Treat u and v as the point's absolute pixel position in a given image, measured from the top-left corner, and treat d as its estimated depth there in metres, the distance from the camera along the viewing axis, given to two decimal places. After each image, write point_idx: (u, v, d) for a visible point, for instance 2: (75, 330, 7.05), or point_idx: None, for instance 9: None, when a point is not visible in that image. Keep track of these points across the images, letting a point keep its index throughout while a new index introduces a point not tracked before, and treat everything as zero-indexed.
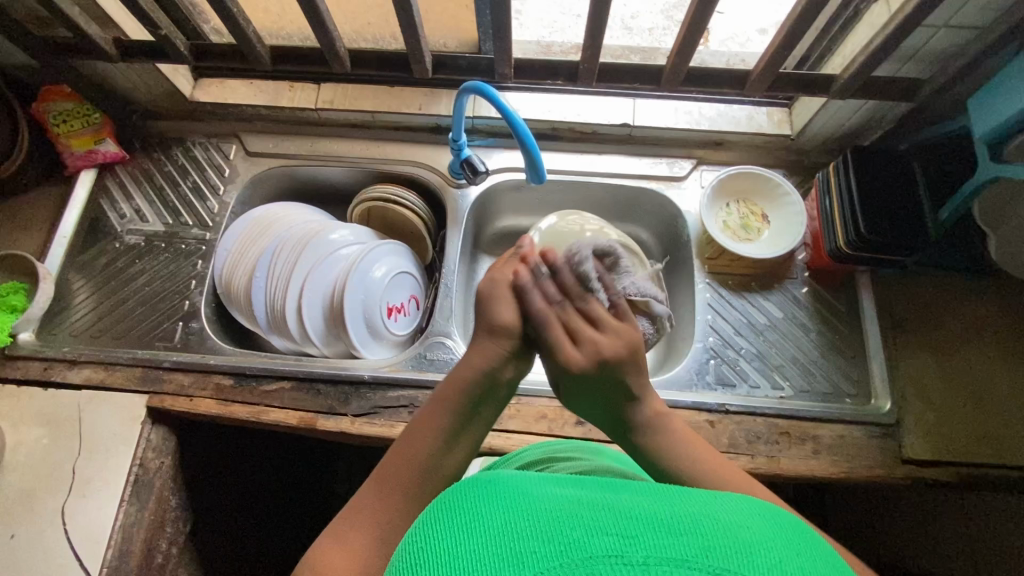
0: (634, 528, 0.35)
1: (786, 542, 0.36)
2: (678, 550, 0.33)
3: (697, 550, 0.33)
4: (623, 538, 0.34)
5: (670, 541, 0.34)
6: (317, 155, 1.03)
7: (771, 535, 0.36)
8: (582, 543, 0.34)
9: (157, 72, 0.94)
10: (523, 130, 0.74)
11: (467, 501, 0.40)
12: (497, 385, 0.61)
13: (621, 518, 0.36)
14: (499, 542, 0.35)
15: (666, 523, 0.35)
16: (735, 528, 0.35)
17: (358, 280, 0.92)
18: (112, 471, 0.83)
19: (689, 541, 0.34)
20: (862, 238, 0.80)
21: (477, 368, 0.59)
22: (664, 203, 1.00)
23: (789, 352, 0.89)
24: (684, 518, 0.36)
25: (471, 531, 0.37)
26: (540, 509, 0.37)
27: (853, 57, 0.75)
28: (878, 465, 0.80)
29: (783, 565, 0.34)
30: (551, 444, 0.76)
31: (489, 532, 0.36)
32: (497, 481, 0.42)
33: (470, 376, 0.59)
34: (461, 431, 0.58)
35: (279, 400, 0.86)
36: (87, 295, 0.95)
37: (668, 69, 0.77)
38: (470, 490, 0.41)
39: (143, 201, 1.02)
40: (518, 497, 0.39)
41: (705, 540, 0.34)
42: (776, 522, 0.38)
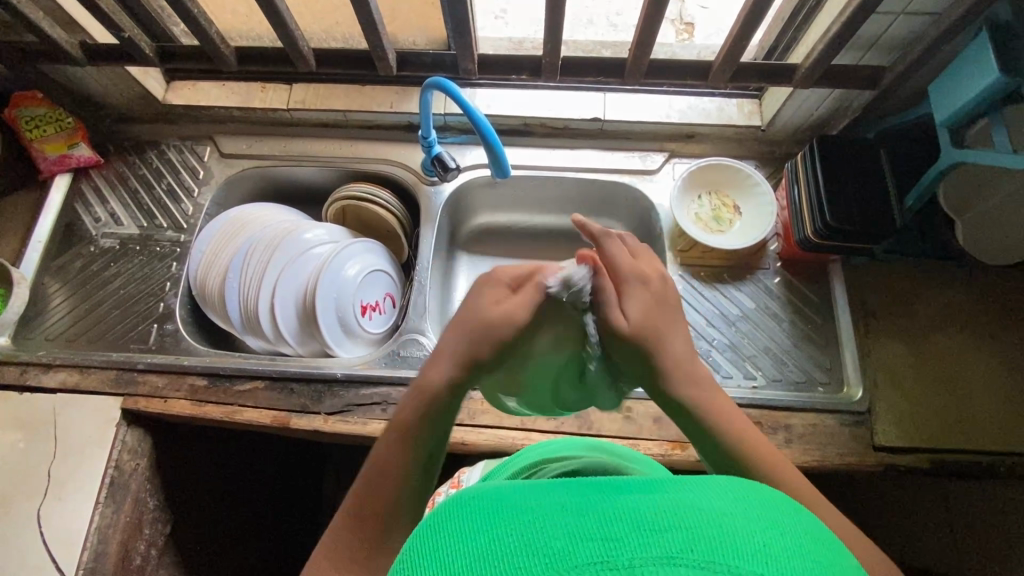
0: (617, 531, 0.30)
1: (782, 526, 0.32)
2: (667, 546, 0.29)
3: (687, 543, 0.29)
4: (606, 543, 0.29)
5: (658, 538, 0.29)
6: (290, 155, 1.03)
7: (764, 518, 0.32)
8: (562, 554, 0.29)
9: (127, 76, 0.94)
10: (485, 125, 0.74)
11: (427, 516, 0.34)
12: (463, 395, 0.53)
13: (601, 518, 0.31)
14: (470, 561, 0.30)
15: (651, 518, 0.30)
16: (723, 514, 0.31)
17: (331, 279, 0.92)
18: (86, 473, 0.83)
19: (677, 536, 0.29)
20: (829, 226, 0.80)
21: (435, 384, 0.51)
22: (637, 196, 1.00)
23: (762, 343, 0.89)
24: (669, 507, 0.31)
25: (432, 555, 0.31)
26: (511, 517, 0.32)
27: (814, 46, 0.75)
28: (850, 453, 0.80)
29: (771, 548, 0.30)
30: (547, 447, 0.75)
31: (459, 554, 0.30)
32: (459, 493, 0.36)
33: (431, 395, 0.51)
34: (432, 451, 0.52)
35: (252, 399, 0.86)
36: (62, 299, 0.96)
37: (630, 61, 0.77)
38: (430, 506, 0.35)
39: (118, 205, 1.02)
40: (488, 507, 0.33)
41: (693, 531, 0.29)
42: (768, 501, 0.34)
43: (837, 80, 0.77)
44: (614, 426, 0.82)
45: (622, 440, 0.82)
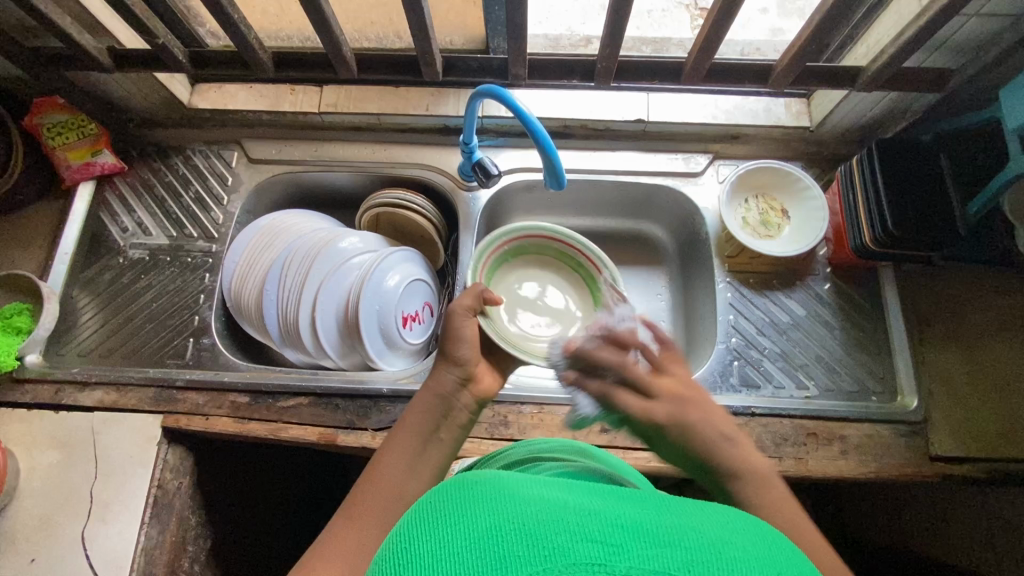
0: (619, 538, 0.32)
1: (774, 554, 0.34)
2: (664, 562, 0.31)
3: (682, 563, 0.31)
4: (607, 548, 0.32)
5: (656, 553, 0.32)
6: (322, 160, 1.00)
7: (759, 548, 0.34)
8: (566, 549, 0.32)
9: (153, 80, 0.90)
10: (541, 133, 0.71)
11: (451, 501, 0.37)
12: (457, 408, 0.63)
13: (607, 523, 0.33)
14: (477, 543, 0.33)
15: (653, 534, 0.33)
16: (720, 541, 0.34)
17: (372, 291, 0.90)
18: (131, 494, 0.81)
19: (673, 555, 0.32)
20: (888, 233, 0.78)
21: (433, 391, 0.63)
22: (681, 200, 0.97)
23: (813, 351, 0.87)
24: (670, 527, 0.34)
25: (452, 530, 0.34)
26: (527, 508, 0.34)
27: (881, 48, 0.72)
28: (907, 463, 0.79)
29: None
30: (537, 444, 0.73)
31: (472, 533, 0.33)
32: (482, 479, 0.38)
33: (429, 399, 0.62)
34: (420, 459, 0.58)
35: (297, 416, 0.84)
36: (93, 313, 0.93)
37: (689, 63, 0.74)
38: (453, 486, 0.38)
39: (145, 214, 0.99)
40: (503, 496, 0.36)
41: (689, 552, 0.32)
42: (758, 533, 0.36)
43: (902, 83, 0.75)
44: None
45: None
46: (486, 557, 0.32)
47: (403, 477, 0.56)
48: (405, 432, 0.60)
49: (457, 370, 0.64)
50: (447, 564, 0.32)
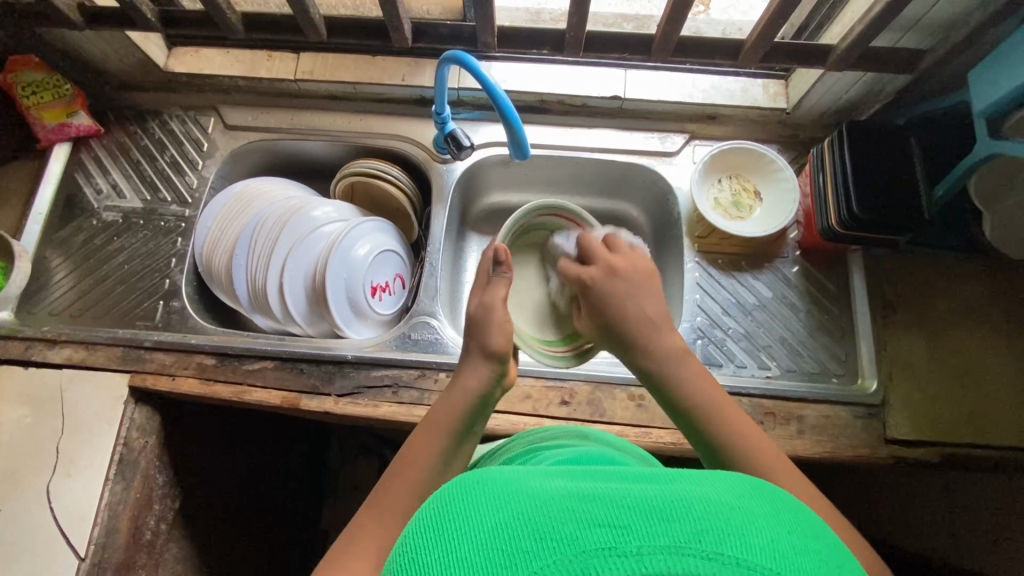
0: (626, 518, 0.32)
1: (776, 517, 0.34)
2: (673, 537, 0.31)
3: (691, 533, 0.31)
4: (616, 531, 0.32)
5: (665, 529, 0.32)
6: (297, 128, 1.00)
7: (762, 512, 0.34)
8: (574, 538, 0.32)
9: (127, 41, 0.90)
10: (505, 102, 0.71)
11: (449, 500, 0.36)
12: (488, 405, 0.65)
13: (611, 506, 0.33)
14: (487, 542, 0.32)
15: (660, 509, 0.33)
16: (724, 505, 0.34)
17: (342, 259, 0.90)
18: (96, 450, 0.83)
19: (681, 527, 0.32)
20: (854, 215, 0.78)
21: (471, 393, 0.63)
22: (655, 179, 0.97)
23: (777, 332, 0.88)
24: (675, 499, 0.33)
25: (456, 534, 0.33)
26: (528, 500, 0.34)
27: (852, 27, 0.72)
28: (862, 444, 0.80)
29: (776, 543, 0.32)
30: (536, 435, 0.75)
31: (480, 535, 0.33)
32: (474, 474, 0.38)
33: (466, 402, 0.63)
34: (452, 457, 0.61)
35: (262, 379, 0.85)
36: (66, 273, 0.94)
37: (658, 37, 0.73)
38: (452, 488, 0.37)
39: (120, 176, 0.99)
40: (508, 492, 0.35)
41: (697, 522, 0.32)
42: (763, 492, 0.37)
43: (874, 63, 0.74)
44: (626, 414, 0.82)
45: (634, 428, 0.81)
46: (495, 557, 0.32)
47: (432, 475, 0.58)
48: (436, 429, 0.61)
49: (494, 368, 0.65)
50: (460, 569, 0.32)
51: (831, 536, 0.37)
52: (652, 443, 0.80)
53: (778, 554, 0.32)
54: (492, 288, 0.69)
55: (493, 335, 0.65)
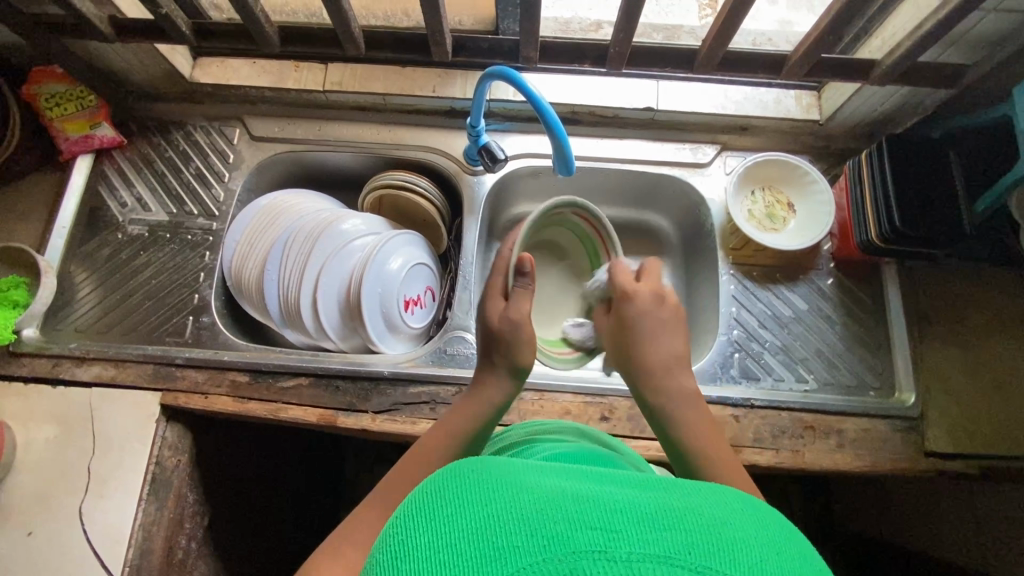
0: (618, 522, 0.30)
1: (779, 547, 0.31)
2: (665, 546, 0.29)
3: (683, 543, 0.29)
4: (606, 534, 0.29)
5: (658, 535, 0.29)
6: (325, 139, 0.98)
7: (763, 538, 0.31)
8: (562, 537, 0.29)
9: (155, 52, 0.88)
10: (552, 117, 0.70)
11: (444, 487, 0.35)
12: (501, 416, 0.65)
13: (605, 507, 0.31)
14: (474, 532, 0.31)
15: (654, 516, 0.30)
16: (726, 524, 0.31)
17: (375, 274, 0.89)
18: (129, 470, 0.81)
19: (675, 537, 0.29)
20: (895, 230, 0.78)
21: (487, 401, 0.64)
22: (687, 190, 0.97)
23: (814, 345, 0.88)
24: (673, 509, 0.31)
25: (448, 520, 0.32)
26: (517, 493, 0.32)
27: (898, 42, 0.71)
28: (902, 457, 0.80)
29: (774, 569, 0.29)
30: (532, 425, 0.74)
31: (468, 524, 0.31)
32: (473, 464, 0.36)
33: (480, 408, 0.64)
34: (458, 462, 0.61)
35: (297, 397, 0.84)
36: (91, 289, 0.92)
37: (703, 52, 0.73)
38: (449, 476, 0.35)
39: (145, 189, 0.98)
40: (504, 485, 0.33)
41: (693, 535, 0.30)
42: (768, 517, 0.34)
43: (916, 78, 0.74)
44: None
45: None
46: (480, 549, 0.30)
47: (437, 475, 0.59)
48: (447, 429, 0.63)
49: (514, 379, 0.66)
50: (447, 555, 0.30)
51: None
52: None
53: None
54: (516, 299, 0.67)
55: (525, 350, 0.65)
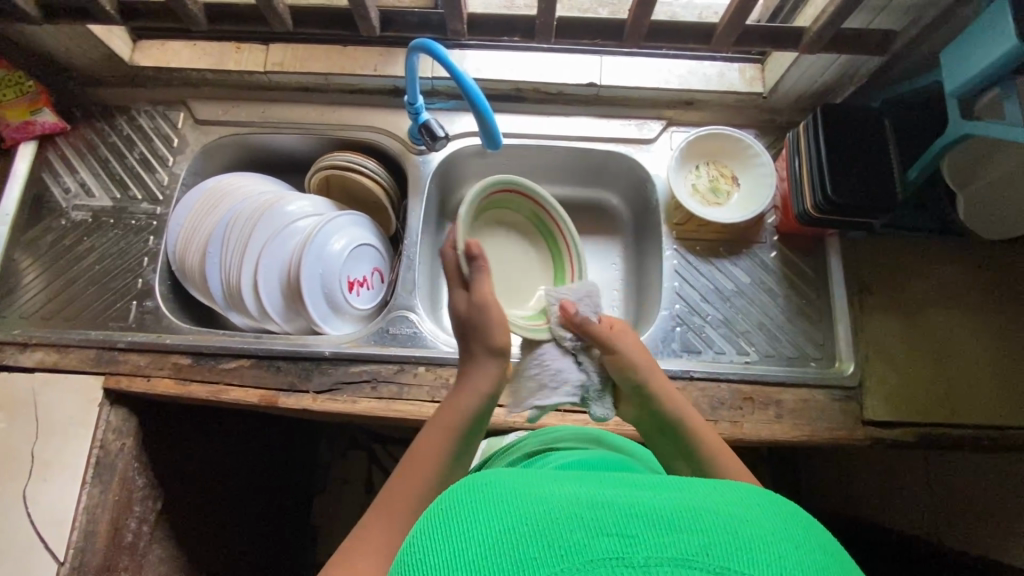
0: (636, 528, 0.31)
1: (788, 537, 0.33)
2: (678, 547, 0.31)
3: (698, 545, 0.31)
4: (622, 539, 0.31)
5: (675, 538, 0.31)
6: (269, 121, 0.98)
7: (771, 528, 0.33)
8: (583, 546, 0.31)
9: (90, 35, 0.87)
10: (475, 92, 0.69)
11: (456, 500, 0.35)
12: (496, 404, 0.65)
13: (620, 513, 0.32)
14: (501, 546, 0.31)
15: (669, 519, 0.32)
16: (734, 518, 0.33)
17: (316, 255, 0.89)
18: (72, 454, 0.82)
19: (693, 537, 0.31)
20: (829, 200, 0.78)
21: (480, 393, 0.64)
22: (633, 166, 0.97)
23: (755, 318, 0.88)
24: (684, 510, 0.33)
25: (465, 536, 0.32)
26: (535, 504, 0.33)
27: (824, 8, 0.71)
28: (839, 426, 0.81)
29: (785, 561, 0.31)
30: (549, 433, 0.74)
31: (492, 541, 0.31)
32: (480, 478, 0.36)
33: (473, 403, 0.63)
34: (459, 458, 0.61)
35: (239, 378, 0.84)
36: (36, 275, 0.92)
37: (630, 22, 0.72)
38: (461, 491, 0.35)
39: (88, 175, 0.97)
40: (519, 496, 0.34)
41: (704, 532, 0.31)
42: (781, 509, 0.35)
43: (847, 45, 0.73)
44: None
45: (615, 417, 0.81)
46: (505, 563, 0.31)
47: (441, 469, 0.59)
48: (444, 430, 0.61)
49: (498, 364, 0.66)
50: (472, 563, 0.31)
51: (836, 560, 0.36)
52: (632, 430, 0.81)
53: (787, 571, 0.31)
54: (476, 284, 0.66)
55: (498, 332, 0.65)
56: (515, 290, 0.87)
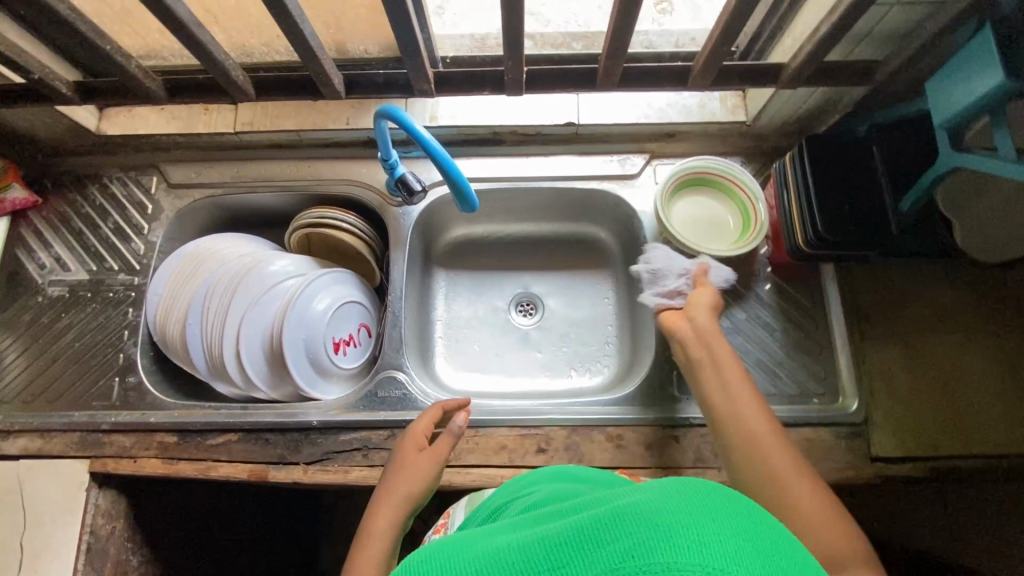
0: (562, 556, 0.32)
1: (715, 515, 0.31)
2: (606, 560, 0.30)
3: (621, 551, 0.30)
4: (554, 574, 0.31)
5: (596, 555, 0.31)
6: (244, 180, 0.96)
7: (694, 511, 0.31)
8: None
9: (53, 111, 0.86)
10: (444, 156, 0.66)
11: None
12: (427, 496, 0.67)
13: (548, 547, 0.33)
14: None
15: (594, 534, 0.32)
16: (655, 510, 0.31)
17: (299, 319, 0.87)
18: (60, 544, 0.79)
19: (613, 547, 0.31)
20: (821, 236, 0.75)
21: (411, 484, 0.66)
22: (618, 203, 0.94)
23: (754, 356, 0.85)
24: (605, 519, 0.32)
25: None
26: (476, 563, 0.34)
27: (802, 43, 0.69)
28: (848, 466, 0.78)
29: (715, 544, 0.30)
30: (516, 482, 0.68)
31: None
32: (429, 554, 0.38)
33: (409, 490, 0.65)
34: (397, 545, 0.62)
35: (227, 453, 0.82)
36: (15, 357, 0.90)
37: (602, 69, 0.70)
38: (419, 561, 0.37)
39: (63, 248, 0.95)
40: (464, 556, 0.36)
41: (627, 535, 0.30)
42: (705, 489, 0.33)
43: (828, 78, 0.71)
44: (605, 456, 0.79)
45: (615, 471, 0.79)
46: None
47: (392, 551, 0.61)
48: (389, 502, 0.64)
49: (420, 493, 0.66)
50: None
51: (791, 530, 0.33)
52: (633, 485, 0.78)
53: (714, 553, 0.29)
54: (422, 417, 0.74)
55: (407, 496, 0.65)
56: (699, 236, 0.88)
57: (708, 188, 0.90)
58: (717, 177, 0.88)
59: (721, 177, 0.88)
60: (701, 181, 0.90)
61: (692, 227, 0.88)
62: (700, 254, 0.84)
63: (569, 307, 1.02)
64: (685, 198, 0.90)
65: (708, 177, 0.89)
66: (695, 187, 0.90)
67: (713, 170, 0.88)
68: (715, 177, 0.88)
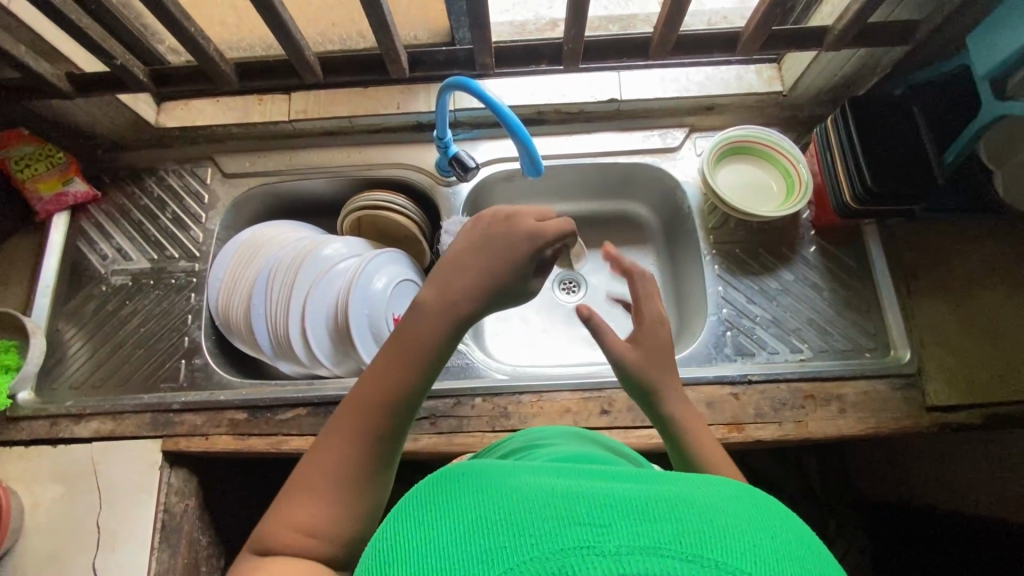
0: (605, 516, 0.28)
1: (768, 530, 0.29)
2: (653, 536, 0.27)
3: (673, 532, 0.27)
4: (592, 530, 0.27)
5: (647, 527, 0.27)
6: (296, 168, 0.99)
7: (748, 521, 0.29)
8: (552, 534, 0.27)
9: (118, 103, 0.89)
10: (513, 120, 0.70)
11: (433, 492, 0.32)
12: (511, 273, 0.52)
13: (593, 503, 0.29)
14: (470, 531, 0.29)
15: (641, 508, 0.28)
16: (709, 508, 0.29)
17: (360, 295, 0.90)
18: (136, 523, 0.80)
19: (663, 527, 0.27)
20: (869, 191, 0.78)
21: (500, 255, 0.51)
22: (661, 176, 0.97)
23: (805, 315, 0.88)
24: (659, 499, 0.29)
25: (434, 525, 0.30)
26: (500, 497, 0.30)
27: (846, 7, 0.72)
28: (905, 416, 0.80)
29: (761, 550, 0.27)
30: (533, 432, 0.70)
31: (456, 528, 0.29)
32: (459, 466, 0.35)
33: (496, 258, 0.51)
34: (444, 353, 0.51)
35: (297, 427, 0.84)
36: (82, 344, 0.92)
37: (656, 38, 0.73)
38: (441, 481, 0.33)
39: (124, 239, 0.98)
40: (492, 487, 0.31)
41: (677, 520, 0.28)
42: (759, 505, 0.31)
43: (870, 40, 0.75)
44: None
45: None
46: (472, 550, 0.28)
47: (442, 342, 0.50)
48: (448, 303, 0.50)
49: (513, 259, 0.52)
50: (436, 559, 0.28)
51: (835, 566, 0.30)
52: None
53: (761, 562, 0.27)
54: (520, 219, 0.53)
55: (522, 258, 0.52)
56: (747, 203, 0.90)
57: (749, 157, 0.93)
58: (760, 146, 0.91)
59: (763, 146, 0.91)
60: (742, 151, 0.93)
61: (738, 195, 0.91)
62: (754, 218, 0.87)
63: (614, 281, 1.04)
64: (728, 168, 0.93)
65: (750, 146, 0.92)
66: (738, 157, 0.93)
67: (755, 138, 0.91)
68: (758, 144, 0.91)
